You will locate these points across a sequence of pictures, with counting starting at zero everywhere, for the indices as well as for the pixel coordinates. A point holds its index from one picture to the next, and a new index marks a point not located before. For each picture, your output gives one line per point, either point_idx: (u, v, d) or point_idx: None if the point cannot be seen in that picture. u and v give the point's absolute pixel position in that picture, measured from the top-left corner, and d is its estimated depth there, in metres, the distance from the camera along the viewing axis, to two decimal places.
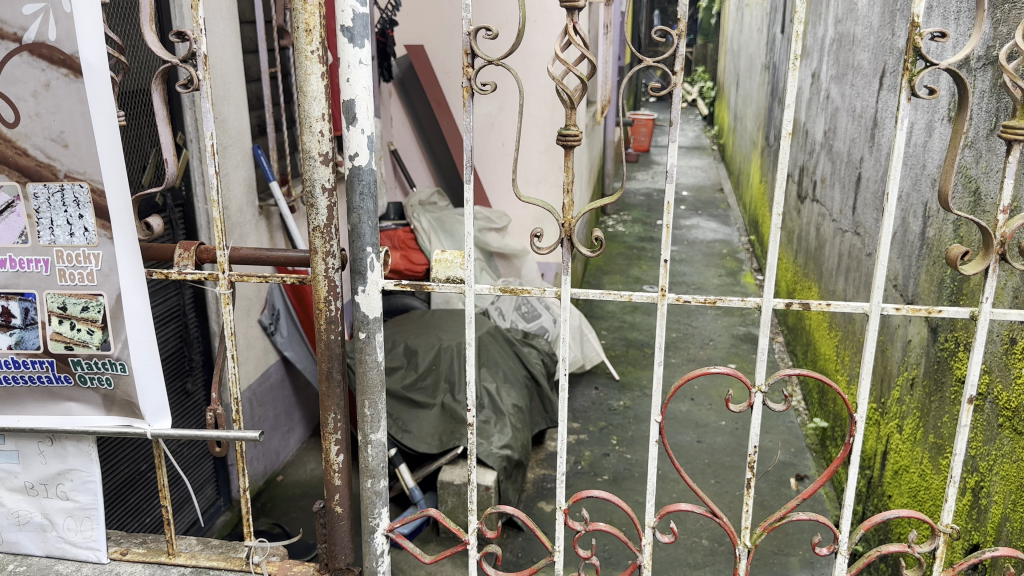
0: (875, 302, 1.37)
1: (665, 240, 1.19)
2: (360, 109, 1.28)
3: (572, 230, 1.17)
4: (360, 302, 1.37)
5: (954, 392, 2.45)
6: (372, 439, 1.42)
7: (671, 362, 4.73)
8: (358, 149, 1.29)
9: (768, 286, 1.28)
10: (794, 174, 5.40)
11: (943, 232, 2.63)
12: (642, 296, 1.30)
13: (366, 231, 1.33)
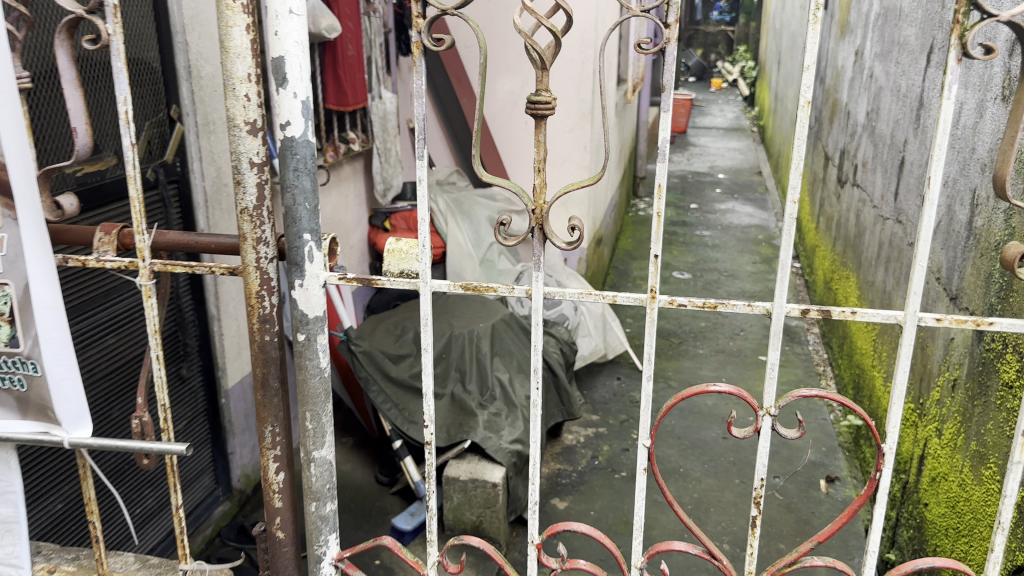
0: (912, 310, 1.17)
1: (656, 230, 1.00)
2: (289, 68, 1.16)
3: (543, 217, 1.02)
4: (298, 297, 1.24)
5: (1000, 398, 2.23)
6: (315, 457, 1.30)
7: (700, 354, 4.53)
8: (290, 116, 1.16)
9: (780, 291, 1.09)
10: (834, 157, 5.14)
11: (992, 222, 2.41)
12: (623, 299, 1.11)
13: (302, 215, 1.21)
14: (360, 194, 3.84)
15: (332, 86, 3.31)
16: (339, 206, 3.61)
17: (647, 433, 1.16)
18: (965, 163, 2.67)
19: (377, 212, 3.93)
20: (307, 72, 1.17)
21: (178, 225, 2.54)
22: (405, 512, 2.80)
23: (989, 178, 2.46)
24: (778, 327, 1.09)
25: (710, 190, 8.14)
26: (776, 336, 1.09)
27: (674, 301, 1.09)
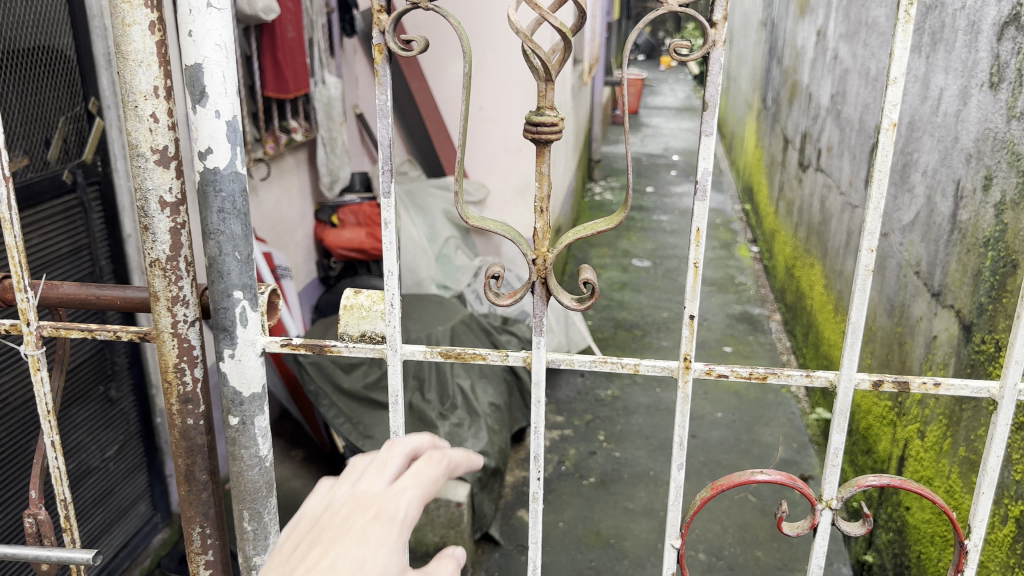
0: (1008, 382, 1.04)
1: (692, 286, 1.05)
2: (208, 78, 1.07)
3: (547, 268, 1.07)
4: (229, 371, 1.19)
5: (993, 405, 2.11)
6: (253, 563, 1.30)
7: (664, 347, 4.42)
8: (212, 140, 1.09)
9: (847, 358, 1.12)
10: (794, 141, 5.02)
11: (980, 217, 2.29)
12: (635, 366, 1.15)
13: (230, 267, 1.14)
14: (304, 187, 3.60)
15: (271, 71, 3.06)
16: (282, 200, 3.37)
17: (679, 531, 1.17)
18: (947, 153, 2.55)
19: (324, 206, 3.70)
20: (232, 88, 1.09)
21: (102, 230, 2.30)
22: None
23: (976, 170, 2.33)
24: (843, 405, 1.13)
25: (665, 173, 8.03)
26: (842, 416, 1.14)
27: (712, 369, 1.15)
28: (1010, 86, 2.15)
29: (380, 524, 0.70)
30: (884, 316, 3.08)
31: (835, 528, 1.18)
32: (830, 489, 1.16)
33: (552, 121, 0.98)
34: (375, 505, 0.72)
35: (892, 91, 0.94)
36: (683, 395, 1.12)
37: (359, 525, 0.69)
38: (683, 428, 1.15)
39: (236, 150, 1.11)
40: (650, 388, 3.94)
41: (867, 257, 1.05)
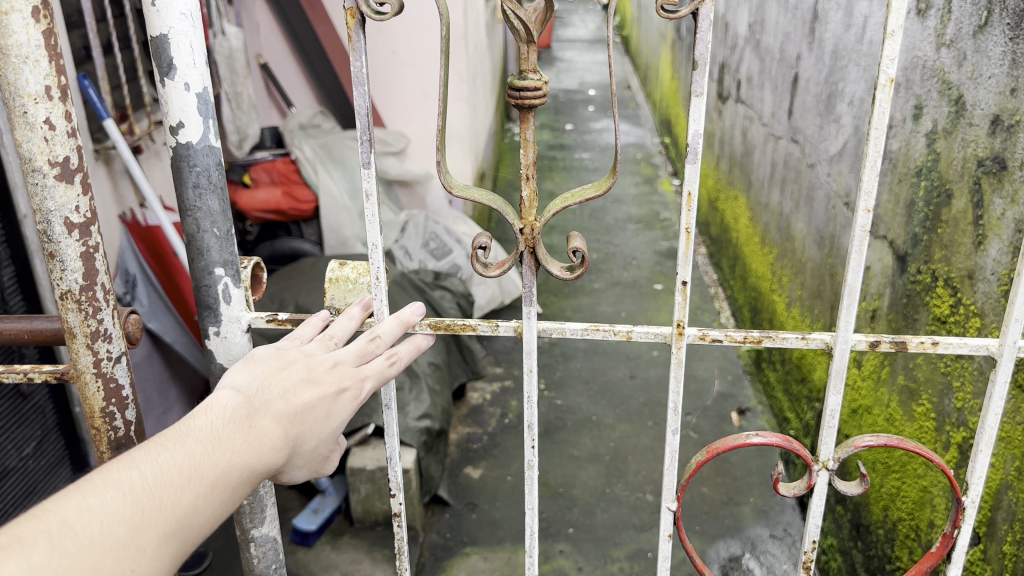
0: (1009, 338, 1.07)
1: (683, 253, 1.11)
2: (175, 49, 1.06)
3: (535, 238, 1.08)
4: (216, 346, 1.22)
5: (929, 334, 2.16)
6: (255, 534, 1.30)
7: (596, 289, 4.42)
8: (184, 113, 1.08)
9: (843, 321, 1.15)
10: (711, 72, 4.98)
11: (911, 147, 2.28)
12: (629, 333, 1.21)
13: (210, 245, 1.15)
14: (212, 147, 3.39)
15: None
16: None
17: (675, 495, 1.25)
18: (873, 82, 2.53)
19: (233, 164, 3.45)
20: (200, 57, 1.08)
21: None
22: (308, 510, 2.54)
23: (905, 99, 2.31)
24: (839, 367, 1.18)
25: (583, 109, 7.96)
26: (836, 375, 1.19)
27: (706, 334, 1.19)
28: (938, 13, 2.12)
29: (346, 397, 1.04)
30: (814, 247, 3.10)
31: (831, 486, 1.26)
32: (826, 449, 1.23)
33: (536, 84, 0.97)
34: (350, 378, 1.06)
35: (889, 42, 0.94)
36: (677, 358, 1.19)
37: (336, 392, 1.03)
38: (677, 388, 1.20)
39: (208, 123, 1.10)
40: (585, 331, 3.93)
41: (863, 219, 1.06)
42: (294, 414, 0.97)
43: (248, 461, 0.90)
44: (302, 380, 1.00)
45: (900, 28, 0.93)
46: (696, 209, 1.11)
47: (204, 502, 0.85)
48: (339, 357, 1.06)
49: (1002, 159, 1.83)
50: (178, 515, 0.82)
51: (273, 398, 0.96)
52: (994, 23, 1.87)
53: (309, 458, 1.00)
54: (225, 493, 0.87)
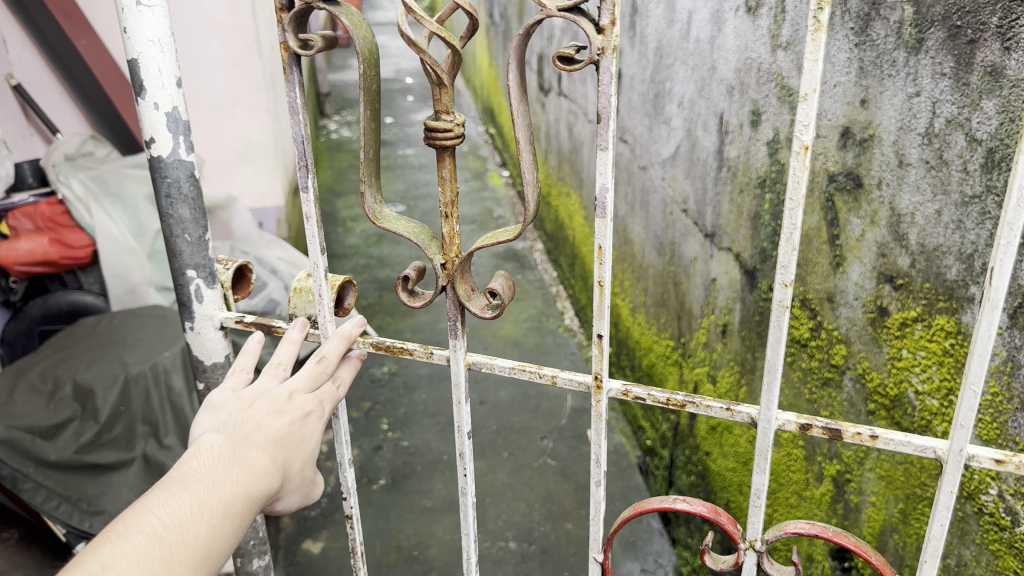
0: (957, 443, 1.01)
1: (599, 305, 1.12)
2: (145, 73, 1.29)
3: (454, 272, 1.17)
4: (191, 334, 1.48)
5: (789, 356, 2.03)
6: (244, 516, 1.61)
7: (434, 303, 4.13)
8: (154, 129, 1.32)
9: (767, 399, 1.10)
10: (531, 63, 4.73)
11: (751, 155, 2.10)
12: (559, 380, 1.23)
13: (185, 250, 1.41)
14: None
15: None
16: None
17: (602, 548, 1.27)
18: (704, 83, 2.34)
19: None
20: (168, 79, 1.30)
21: None
22: None
23: (740, 104, 2.13)
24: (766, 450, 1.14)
25: (401, 100, 7.61)
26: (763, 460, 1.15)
27: (629, 390, 1.23)
28: (771, 12, 1.94)
29: (313, 418, 1.23)
30: (655, 254, 2.93)
31: (761, 569, 1.22)
32: (756, 532, 1.19)
33: (446, 126, 1.04)
34: (311, 402, 1.24)
35: (803, 106, 0.92)
36: (595, 412, 1.20)
37: (302, 416, 1.22)
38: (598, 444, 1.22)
39: (176, 139, 1.34)
40: None
41: (782, 293, 1.03)
42: (273, 443, 1.16)
43: (245, 489, 1.09)
44: (269, 412, 1.18)
45: (814, 93, 0.91)
46: (609, 261, 1.09)
47: (217, 532, 1.04)
48: (294, 386, 1.24)
49: (857, 175, 1.68)
50: (200, 546, 1.01)
51: (252, 431, 1.14)
52: (835, 25, 1.69)
53: (296, 477, 1.20)
54: (233, 520, 1.06)
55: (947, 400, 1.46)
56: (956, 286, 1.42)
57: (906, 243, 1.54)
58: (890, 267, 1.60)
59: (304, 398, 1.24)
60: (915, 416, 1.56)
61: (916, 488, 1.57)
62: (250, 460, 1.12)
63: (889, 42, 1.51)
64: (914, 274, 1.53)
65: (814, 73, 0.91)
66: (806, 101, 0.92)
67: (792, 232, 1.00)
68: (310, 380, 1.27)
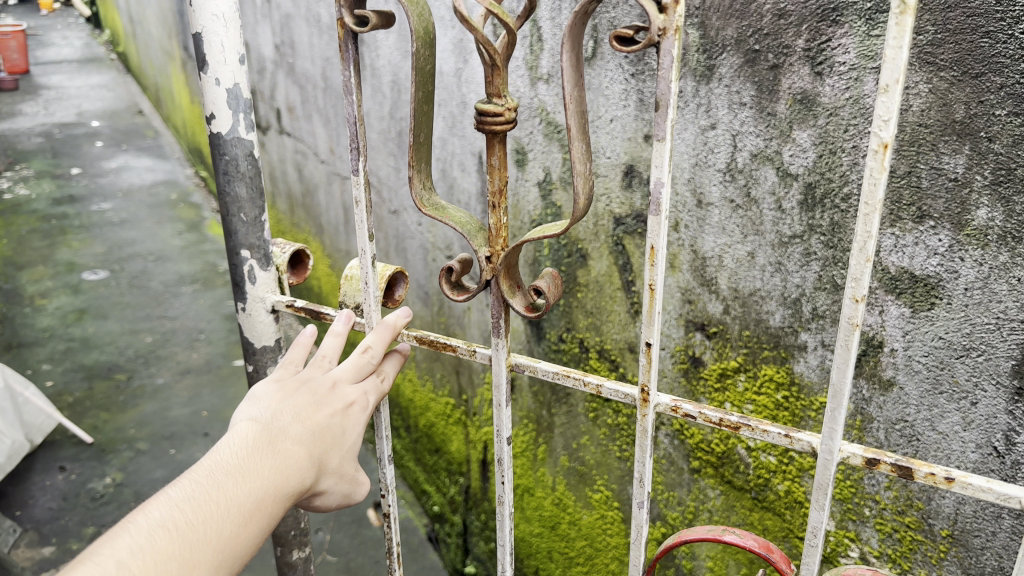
0: None
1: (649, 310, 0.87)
2: (207, 46, 1.14)
3: (500, 267, 1.01)
4: (242, 316, 1.29)
5: (591, 411, 1.79)
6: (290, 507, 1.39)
7: (161, 384, 3.55)
8: (215, 104, 1.16)
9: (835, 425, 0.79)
10: (238, 98, 4.08)
11: (519, 198, 1.88)
12: (601, 385, 1.01)
13: (239, 230, 1.22)
14: None
15: None
16: None
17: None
18: (455, 120, 2.08)
19: None
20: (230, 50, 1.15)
21: None
22: None
23: None
24: (828, 482, 0.81)
25: (88, 146, 6.69)
26: (824, 491, 0.82)
27: (677, 405, 0.93)
28: (524, 41, 1.73)
29: (353, 411, 1.03)
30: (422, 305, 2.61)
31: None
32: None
33: (495, 110, 0.90)
34: (354, 393, 1.04)
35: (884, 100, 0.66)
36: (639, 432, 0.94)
37: (344, 408, 1.02)
38: (642, 466, 0.96)
39: (236, 115, 1.17)
40: (161, 452, 3.11)
41: (851, 308, 0.74)
42: (311, 435, 0.97)
43: (275, 488, 0.90)
44: (308, 403, 0.98)
45: (899, 84, 0.65)
46: (660, 262, 0.86)
47: (243, 531, 0.86)
48: (338, 374, 1.04)
49: None
50: (222, 546, 0.83)
51: (289, 421, 0.95)
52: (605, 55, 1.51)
53: (336, 473, 1.01)
54: (260, 521, 0.88)
55: (786, 458, 1.32)
56: (781, 333, 1.28)
57: (716, 287, 1.38)
58: (699, 313, 1.43)
59: (348, 387, 1.04)
60: (749, 474, 1.40)
61: (760, 551, 1.44)
62: (283, 454, 0.93)
63: (672, 74, 1.35)
64: (729, 321, 1.37)
65: (898, 61, 0.65)
66: (888, 95, 0.66)
67: (864, 238, 0.71)
68: (355, 370, 1.06)
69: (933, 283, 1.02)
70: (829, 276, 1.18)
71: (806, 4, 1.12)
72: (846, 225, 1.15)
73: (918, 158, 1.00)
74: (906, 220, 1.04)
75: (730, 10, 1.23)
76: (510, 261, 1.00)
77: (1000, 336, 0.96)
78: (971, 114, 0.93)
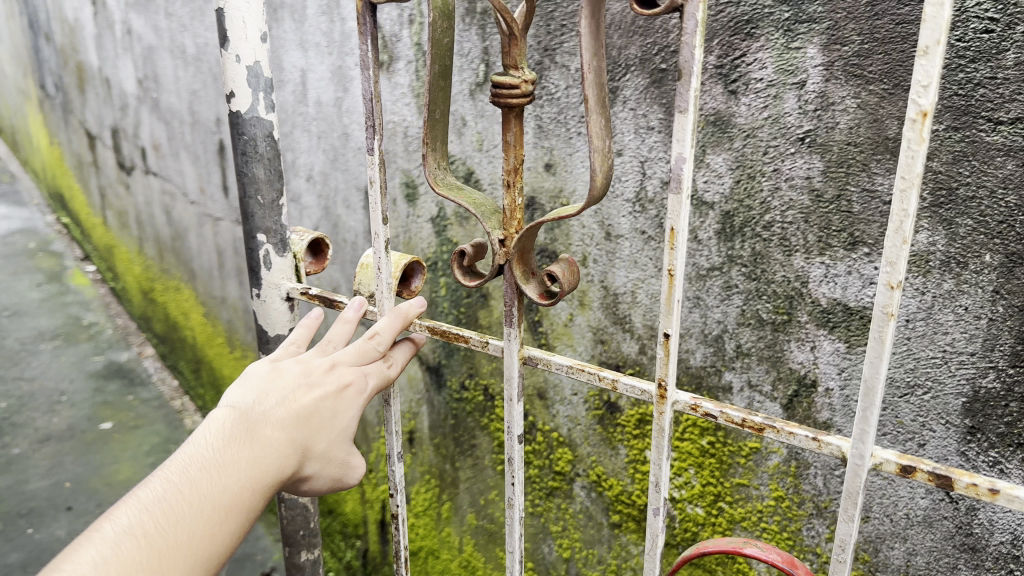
0: None
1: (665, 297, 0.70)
2: (230, 20, 1.00)
3: (513, 249, 0.81)
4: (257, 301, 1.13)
5: (500, 463, 1.63)
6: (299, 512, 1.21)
7: (16, 454, 3.18)
8: (234, 83, 1.02)
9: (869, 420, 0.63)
10: (99, 137, 3.75)
11: (412, 236, 1.73)
12: (617, 378, 0.79)
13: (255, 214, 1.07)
14: None
15: None
16: None
17: None
18: (336, 153, 1.86)
19: None
20: (252, 26, 1.01)
21: None
22: None
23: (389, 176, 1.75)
24: (860, 488, 0.65)
25: None
26: (854, 499, 0.66)
27: (698, 403, 0.74)
28: (410, 67, 1.60)
29: (350, 392, 0.82)
30: None
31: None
32: None
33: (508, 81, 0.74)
34: (353, 373, 0.83)
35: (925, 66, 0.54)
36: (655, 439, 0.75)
37: (338, 390, 0.81)
38: (657, 474, 0.77)
39: (257, 96, 1.03)
40: (16, 533, 2.76)
41: (885, 297, 0.59)
42: (297, 420, 0.77)
43: (257, 481, 0.72)
44: (294, 385, 0.78)
45: (941, 46, 0.53)
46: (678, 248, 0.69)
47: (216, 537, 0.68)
48: (334, 355, 0.83)
49: (553, 252, 1.36)
50: (195, 552, 0.66)
51: (267, 406, 0.75)
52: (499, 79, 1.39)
53: (329, 462, 0.80)
54: (244, 515, 0.71)
55: (715, 509, 1.20)
56: (704, 373, 1.16)
57: (631, 326, 1.27)
58: (613, 355, 1.32)
59: (344, 368, 0.83)
60: (676, 528, 1.28)
61: None
62: (265, 443, 0.74)
63: (573, 98, 1.24)
64: (646, 363, 1.27)
65: (941, 19, 0.52)
66: (929, 58, 0.53)
67: (898, 219, 0.57)
68: (354, 351, 0.85)
69: (870, 315, 0.95)
70: (753, 309, 1.07)
71: None
72: (768, 255, 1.04)
73: (847, 180, 0.93)
74: (836, 247, 0.96)
75: (632, 27, 1.13)
76: (525, 245, 0.81)
77: (948, 370, 0.88)
78: None
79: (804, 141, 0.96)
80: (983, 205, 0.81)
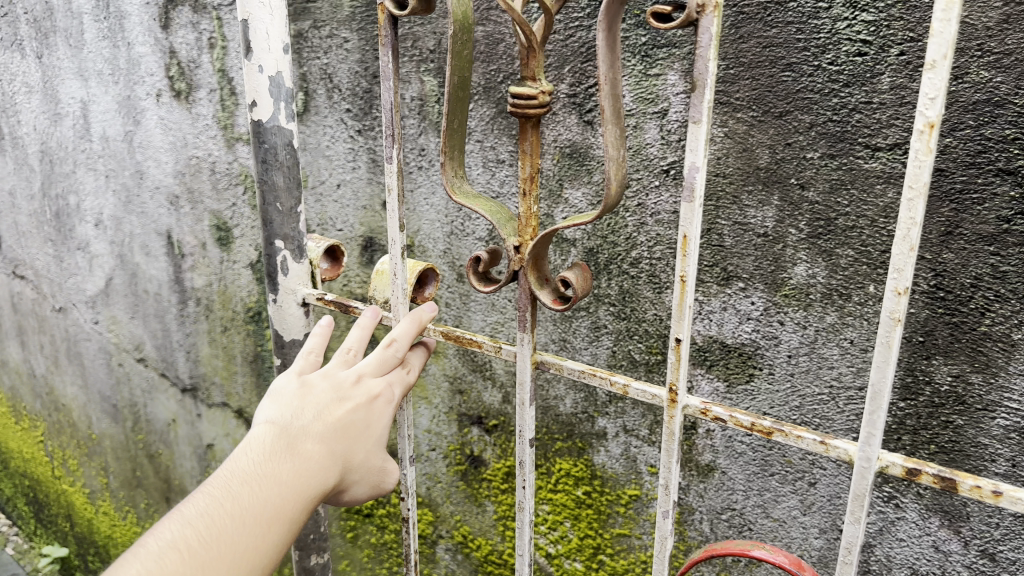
0: None
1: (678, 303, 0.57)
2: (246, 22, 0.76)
3: (526, 257, 0.64)
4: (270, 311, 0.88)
5: (351, 530, 1.46)
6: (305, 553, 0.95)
7: None
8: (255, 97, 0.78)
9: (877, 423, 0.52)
10: None
11: (229, 284, 1.54)
12: (625, 383, 0.64)
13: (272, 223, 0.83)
14: None
15: None
16: None
17: None
18: (130, 194, 1.64)
19: None
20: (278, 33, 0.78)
21: None
22: None
23: (195, 219, 1.54)
24: (866, 491, 0.53)
25: None
26: (859, 504, 0.54)
27: (708, 407, 0.60)
28: (213, 95, 1.42)
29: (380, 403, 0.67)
30: (111, 421, 1.95)
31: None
32: None
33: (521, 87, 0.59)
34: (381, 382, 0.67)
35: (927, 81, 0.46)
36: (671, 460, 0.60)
37: (367, 404, 0.65)
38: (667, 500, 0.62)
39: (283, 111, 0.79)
40: None
41: (891, 303, 0.50)
42: (331, 440, 0.62)
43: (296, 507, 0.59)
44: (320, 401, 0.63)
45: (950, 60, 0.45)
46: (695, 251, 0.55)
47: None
48: (358, 365, 0.67)
49: None
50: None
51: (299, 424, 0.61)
52: (320, 108, 1.25)
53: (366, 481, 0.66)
54: (288, 533, 0.58)
55: (595, 562, 1.13)
56: (575, 420, 1.09)
57: (492, 374, 1.18)
58: (473, 405, 1.21)
59: (372, 377, 0.67)
60: None
61: None
62: (308, 458, 0.60)
63: (408, 129, 1.13)
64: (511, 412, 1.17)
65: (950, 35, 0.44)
66: (937, 71, 0.45)
67: (903, 227, 0.49)
68: (376, 359, 0.68)
69: (749, 352, 0.89)
70: (625, 350, 1.00)
71: (564, 42, 0.94)
72: (638, 293, 0.97)
73: (716, 213, 0.88)
74: (709, 282, 0.90)
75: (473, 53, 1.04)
76: (541, 252, 0.64)
77: (836, 407, 0.85)
78: (778, 158, 0.82)
79: (669, 173, 0.89)
80: (864, 234, 0.79)
